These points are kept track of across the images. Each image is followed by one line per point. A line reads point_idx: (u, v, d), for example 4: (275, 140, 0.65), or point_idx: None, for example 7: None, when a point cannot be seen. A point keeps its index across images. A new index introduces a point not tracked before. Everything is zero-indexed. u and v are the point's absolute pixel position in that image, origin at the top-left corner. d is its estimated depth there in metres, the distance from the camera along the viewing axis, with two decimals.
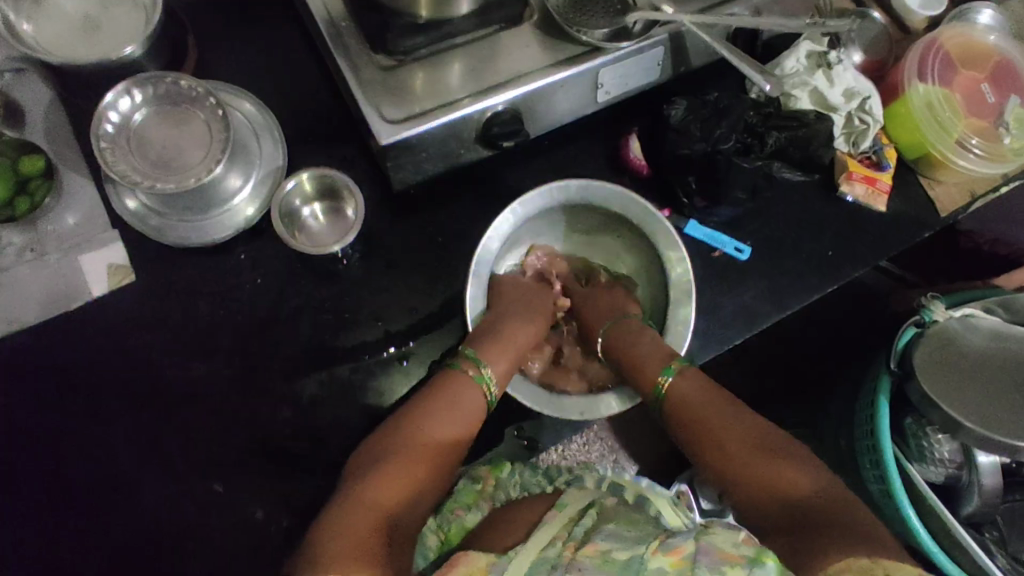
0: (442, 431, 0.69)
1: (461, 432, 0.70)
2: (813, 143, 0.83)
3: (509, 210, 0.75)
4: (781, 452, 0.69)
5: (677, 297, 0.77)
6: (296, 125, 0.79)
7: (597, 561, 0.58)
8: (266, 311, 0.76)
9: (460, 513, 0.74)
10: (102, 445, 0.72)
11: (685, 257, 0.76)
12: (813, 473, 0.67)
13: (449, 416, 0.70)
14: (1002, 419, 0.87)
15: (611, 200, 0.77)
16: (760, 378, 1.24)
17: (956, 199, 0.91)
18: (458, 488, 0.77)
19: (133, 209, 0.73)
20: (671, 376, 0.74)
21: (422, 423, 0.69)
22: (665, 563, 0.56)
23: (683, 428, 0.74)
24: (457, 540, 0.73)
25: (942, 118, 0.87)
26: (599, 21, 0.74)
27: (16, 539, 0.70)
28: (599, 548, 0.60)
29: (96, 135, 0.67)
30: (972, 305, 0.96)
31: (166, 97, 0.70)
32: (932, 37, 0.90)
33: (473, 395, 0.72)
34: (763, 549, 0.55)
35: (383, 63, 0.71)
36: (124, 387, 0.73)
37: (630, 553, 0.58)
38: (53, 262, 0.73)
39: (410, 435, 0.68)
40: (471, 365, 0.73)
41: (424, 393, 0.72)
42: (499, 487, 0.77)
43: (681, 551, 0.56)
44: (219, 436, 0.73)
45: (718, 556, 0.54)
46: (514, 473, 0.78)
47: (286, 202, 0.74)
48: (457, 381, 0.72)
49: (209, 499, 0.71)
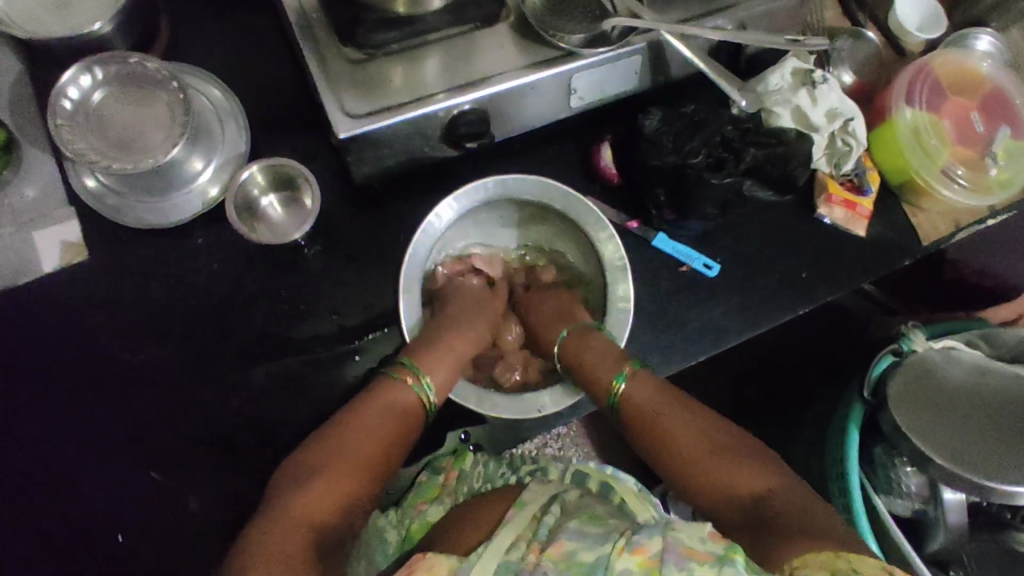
0: (375, 435, 0.67)
1: (400, 439, 0.69)
2: (791, 163, 0.79)
3: (446, 204, 0.76)
4: (734, 453, 0.67)
5: (613, 274, 0.77)
6: (265, 113, 0.79)
7: (562, 565, 0.55)
8: (220, 298, 0.75)
9: (423, 507, 0.74)
10: (46, 420, 0.72)
11: (614, 236, 0.77)
12: (766, 471, 0.64)
13: (388, 423, 0.69)
14: (976, 446, 0.83)
15: (547, 194, 0.78)
16: (739, 388, 1.20)
17: (940, 227, 0.89)
18: (421, 483, 0.77)
19: (91, 187, 0.73)
20: (624, 382, 0.73)
21: (359, 429, 0.67)
22: (631, 564, 0.53)
23: (634, 428, 0.72)
24: (417, 536, 0.72)
25: (928, 145, 0.85)
26: (574, 25, 0.72)
27: None
28: (564, 550, 0.57)
29: (53, 112, 0.67)
30: (952, 338, 0.94)
31: (130, 78, 0.71)
32: (923, 61, 0.88)
33: (404, 397, 0.71)
34: (730, 544, 0.52)
35: (351, 56, 0.69)
36: (71, 364, 0.73)
37: (595, 555, 0.55)
38: (6, 235, 0.73)
39: (345, 440, 0.67)
40: (409, 374, 0.71)
41: (361, 399, 0.70)
42: (461, 481, 0.75)
43: (647, 550, 0.53)
44: (162, 420, 0.72)
45: (683, 553, 0.52)
46: (477, 463, 0.76)
47: (242, 192, 0.75)
48: (394, 389, 0.71)
49: (147, 483, 0.71)
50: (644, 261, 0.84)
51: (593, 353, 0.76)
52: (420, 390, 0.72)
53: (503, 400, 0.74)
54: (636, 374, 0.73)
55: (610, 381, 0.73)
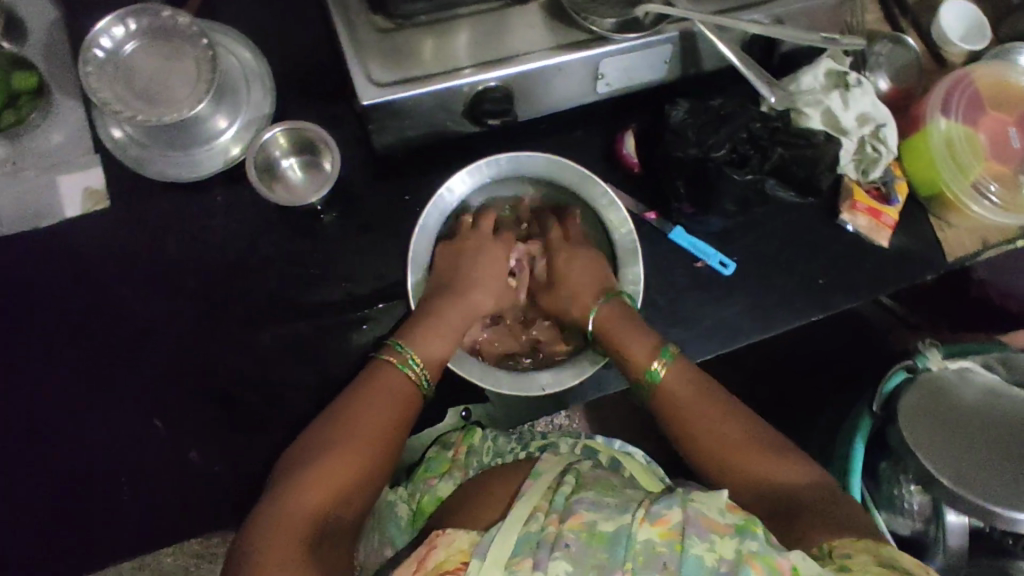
0: (371, 418, 0.65)
1: (398, 420, 0.66)
2: (818, 166, 0.77)
3: (456, 179, 0.75)
4: (752, 436, 0.66)
5: (624, 257, 0.78)
6: (291, 78, 0.80)
7: (585, 537, 0.54)
8: (234, 257, 0.76)
9: (433, 482, 0.74)
10: (56, 362, 0.73)
11: (627, 218, 0.77)
12: (784, 456, 0.65)
13: (385, 406, 0.66)
14: (997, 464, 0.81)
15: (560, 172, 0.77)
16: (753, 387, 1.17)
17: (966, 244, 0.87)
18: (431, 457, 0.76)
19: (117, 138, 0.74)
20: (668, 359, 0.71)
21: (356, 414, 0.65)
22: (654, 535, 0.53)
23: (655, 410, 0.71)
24: (428, 510, 0.72)
25: (961, 160, 0.83)
26: (606, 9, 0.70)
27: None
28: (584, 520, 0.56)
29: (83, 59, 0.69)
30: (970, 359, 0.92)
31: (161, 32, 0.72)
32: (963, 72, 0.85)
33: (399, 379, 0.68)
34: (748, 516, 0.54)
35: (380, 25, 0.69)
36: (85, 310, 0.74)
37: (616, 524, 0.55)
38: (31, 178, 0.75)
39: (342, 427, 0.64)
40: (393, 354, 0.69)
41: (358, 384, 0.68)
42: (470, 455, 0.75)
43: (669, 521, 0.54)
44: (168, 371, 0.74)
45: (704, 525, 0.53)
46: (486, 439, 0.76)
47: (264, 153, 0.76)
48: (387, 372, 0.68)
49: (150, 431, 0.72)
50: (659, 254, 0.83)
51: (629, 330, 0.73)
52: (407, 367, 0.68)
53: (505, 377, 0.73)
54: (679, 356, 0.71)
55: (652, 360, 0.71)
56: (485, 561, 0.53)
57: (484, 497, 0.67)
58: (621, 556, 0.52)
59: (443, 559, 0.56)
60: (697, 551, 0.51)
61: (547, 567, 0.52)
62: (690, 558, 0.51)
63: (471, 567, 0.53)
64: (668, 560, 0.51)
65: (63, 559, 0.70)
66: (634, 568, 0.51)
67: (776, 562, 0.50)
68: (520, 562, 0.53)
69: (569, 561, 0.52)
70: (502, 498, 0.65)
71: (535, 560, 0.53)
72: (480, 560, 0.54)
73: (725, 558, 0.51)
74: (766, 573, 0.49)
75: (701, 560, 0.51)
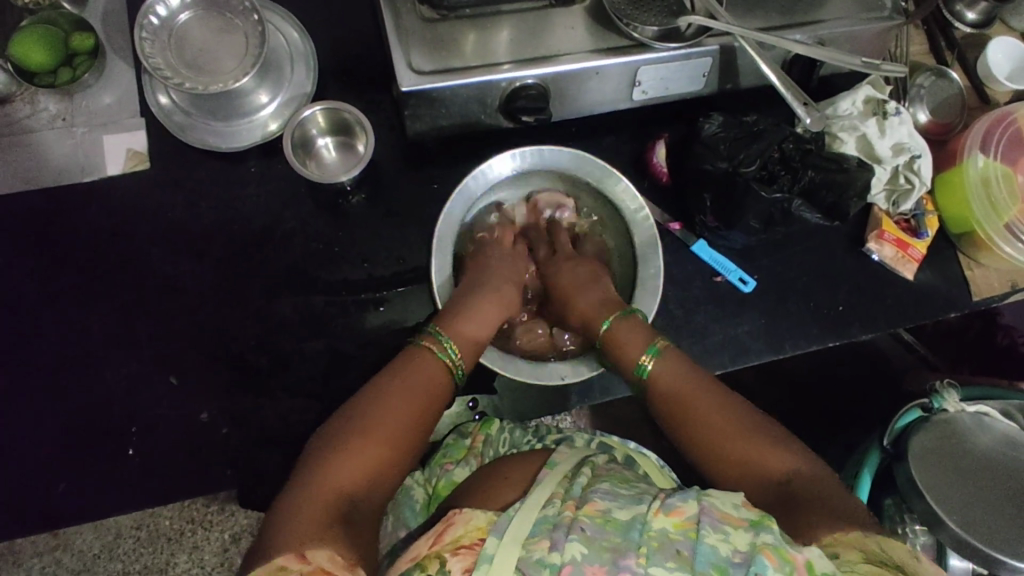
0: (399, 408, 0.64)
1: (424, 406, 0.66)
2: (849, 191, 0.75)
3: (467, 180, 0.76)
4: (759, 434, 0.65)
5: (645, 252, 0.77)
6: (335, 62, 0.82)
7: (601, 522, 0.55)
8: (261, 228, 0.78)
9: (449, 467, 0.74)
10: (82, 312, 0.76)
11: (644, 207, 0.78)
12: (790, 452, 0.63)
13: (405, 397, 0.65)
14: (1010, 512, 0.79)
15: (578, 166, 0.78)
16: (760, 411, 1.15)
17: (994, 286, 0.85)
18: (449, 442, 0.76)
19: (163, 104, 0.78)
20: (654, 356, 0.70)
21: (382, 403, 0.64)
22: (668, 524, 0.54)
23: (671, 415, 0.68)
24: (443, 494, 0.71)
25: (996, 198, 0.82)
26: (651, 18, 0.70)
27: (8, 390, 0.74)
28: (600, 507, 0.57)
29: (140, 24, 0.73)
30: (989, 404, 0.90)
31: (215, 5, 0.76)
32: (1008, 109, 0.84)
33: (432, 369, 0.68)
34: (763, 512, 0.54)
35: (424, 14, 0.70)
36: (116, 265, 0.77)
37: (631, 514, 0.56)
38: (79, 134, 0.78)
39: (370, 414, 0.63)
40: (431, 341, 0.70)
41: (390, 370, 0.67)
42: (487, 445, 0.75)
43: (684, 512, 0.55)
44: (188, 331, 0.76)
45: (719, 517, 0.53)
46: (504, 430, 0.77)
47: (302, 131, 0.78)
48: (420, 355, 0.69)
49: (163, 389, 0.74)
50: (678, 266, 0.83)
51: (621, 335, 0.73)
52: (446, 355, 0.69)
53: (524, 365, 0.74)
54: (667, 346, 0.71)
55: (640, 354, 0.71)
56: (503, 537, 0.54)
57: (490, 483, 0.66)
58: (636, 540, 0.53)
59: (461, 534, 0.56)
60: (711, 540, 0.51)
61: (563, 548, 0.53)
62: (703, 545, 0.51)
63: (489, 542, 0.54)
64: (682, 547, 0.52)
65: (66, 503, 0.71)
66: (648, 552, 0.52)
67: (791, 554, 0.50)
68: (538, 541, 0.54)
69: (585, 543, 0.53)
70: (505, 483, 0.65)
71: (552, 541, 0.54)
72: (498, 536, 0.54)
73: (738, 549, 0.51)
74: (780, 564, 0.49)
75: (714, 549, 0.51)
